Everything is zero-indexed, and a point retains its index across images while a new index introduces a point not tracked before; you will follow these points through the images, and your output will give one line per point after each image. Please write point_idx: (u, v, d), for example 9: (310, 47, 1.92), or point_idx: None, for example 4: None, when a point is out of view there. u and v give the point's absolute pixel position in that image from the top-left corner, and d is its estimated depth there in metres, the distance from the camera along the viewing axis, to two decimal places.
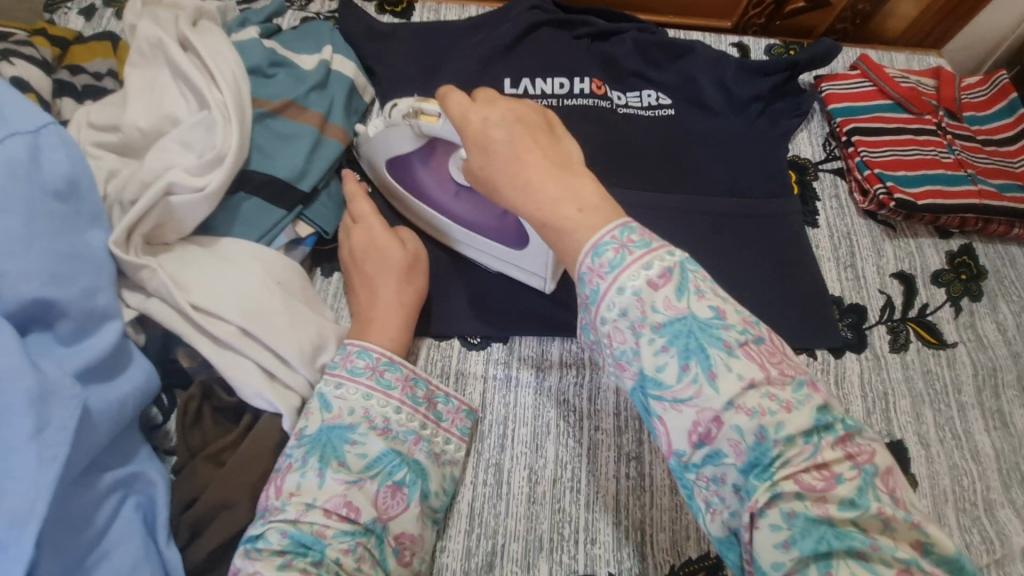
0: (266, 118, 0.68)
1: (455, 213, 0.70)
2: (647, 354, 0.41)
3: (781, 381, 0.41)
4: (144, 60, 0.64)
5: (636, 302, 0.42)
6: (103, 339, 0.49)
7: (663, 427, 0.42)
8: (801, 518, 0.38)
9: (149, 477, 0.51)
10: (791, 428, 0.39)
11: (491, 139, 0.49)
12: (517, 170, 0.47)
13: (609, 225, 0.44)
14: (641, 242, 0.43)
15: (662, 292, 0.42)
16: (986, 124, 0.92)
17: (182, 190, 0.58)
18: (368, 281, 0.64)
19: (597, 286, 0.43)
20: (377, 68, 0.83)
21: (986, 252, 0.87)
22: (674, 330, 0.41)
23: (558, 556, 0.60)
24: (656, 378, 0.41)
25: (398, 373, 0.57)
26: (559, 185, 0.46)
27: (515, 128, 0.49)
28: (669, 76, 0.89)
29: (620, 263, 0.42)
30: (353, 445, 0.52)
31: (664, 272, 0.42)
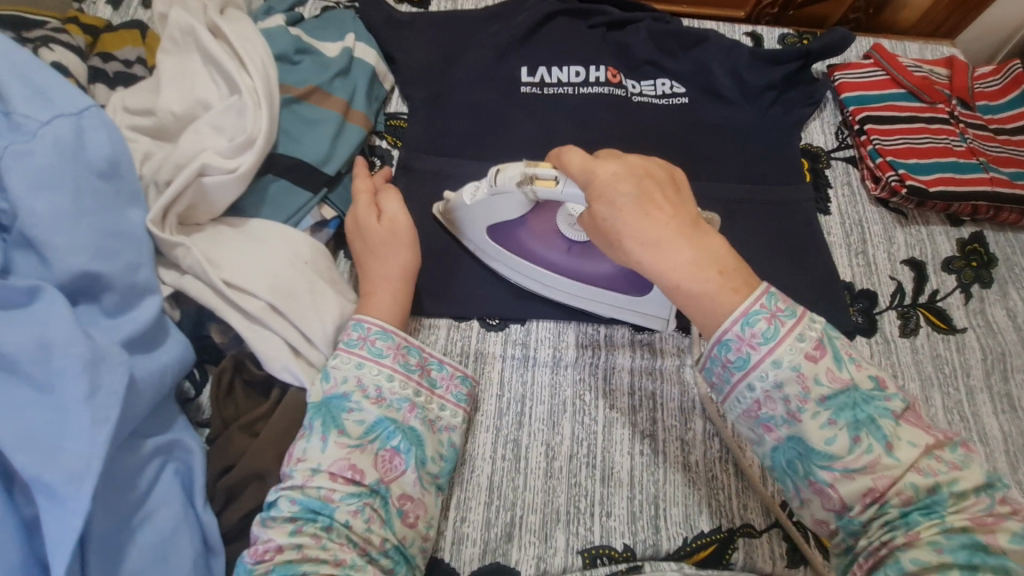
0: (292, 104, 0.70)
1: (570, 267, 0.69)
2: (811, 424, 0.44)
3: (940, 441, 0.45)
4: (175, 46, 0.66)
5: (796, 375, 0.44)
6: (144, 312, 0.52)
7: (833, 490, 0.44)
8: (961, 537, 0.41)
9: (186, 444, 0.53)
10: (965, 484, 0.42)
11: (620, 192, 0.48)
12: (646, 225, 0.47)
13: (755, 293, 0.47)
14: (788, 310, 0.46)
15: (823, 364, 0.45)
16: (999, 113, 0.93)
17: (214, 171, 0.60)
18: (359, 262, 0.64)
19: (748, 355, 0.46)
20: (396, 56, 0.85)
21: (996, 240, 0.88)
22: (840, 404, 0.44)
23: (575, 528, 0.63)
24: (827, 450, 0.44)
25: (390, 341, 0.57)
26: (695, 246, 0.47)
27: (645, 182, 0.49)
28: (683, 65, 0.91)
29: (774, 335, 0.45)
30: (350, 413, 0.53)
31: (817, 344, 0.45)
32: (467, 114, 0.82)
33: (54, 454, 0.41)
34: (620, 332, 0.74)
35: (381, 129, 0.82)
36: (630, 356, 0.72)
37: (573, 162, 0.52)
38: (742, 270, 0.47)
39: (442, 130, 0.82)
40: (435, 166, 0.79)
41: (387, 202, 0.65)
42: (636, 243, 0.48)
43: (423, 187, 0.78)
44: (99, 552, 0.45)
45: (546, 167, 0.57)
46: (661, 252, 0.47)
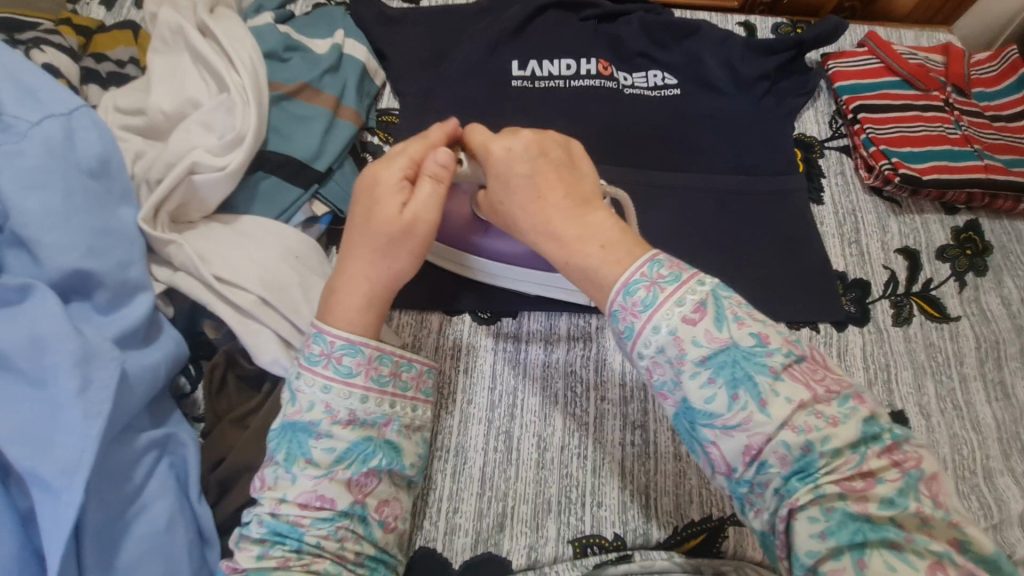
0: (282, 101, 0.70)
1: (490, 249, 0.70)
2: (691, 386, 0.44)
3: (828, 399, 0.44)
4: (165, 46, 0.66)
5: (673, 339, 0.45)
6: (136, 309, 0.53)
7: (716, 450, 0.44)
8: (840, 511, 0.41)
9: (180, 438, 0.54)
10: (837, 441, 0.42)
11: (514, 174, 0.56)
12: (538, 203, 0.54)
13: (638, 261, 0.48)
14: (671, 275, 0.47)
15: (701, 326, 0.45)
16: (995, 100, 0.92)
17: (205, 169, 0.60)
18: (347, 250, 0.57)
19: (632, 324, 0.47)
20: (388, 52, 0.85)
21: (992, 228, 0.87)
22: (719, 362, 0.44)
23: (566, 518, 0.63)
24: (706, 410, 0.44)
25: (359, 357, 0.53)
26: (577, 224, 0.52)
27: (538, 161, 0.56)
28: (674, 55, 0.90)
29: (652, 301, 0.46)
30: (317, 440, 0.51)
31: (697, 306, 0.45)
32: (459, 110, 0.83)
33: (46, 448, 0.42)
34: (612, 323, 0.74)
35: (372, 125, 0.82)
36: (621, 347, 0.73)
37: (475, 140, 0.60)
38: (625, 241, 0.51)
39: (434, 125, 0.82)
40: None
41: (418, 191, 0.57)
42: (532, 227, 0.55)
43: None
44: (94, 543, 0.46)
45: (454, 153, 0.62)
46: (552, 233, 0.53)
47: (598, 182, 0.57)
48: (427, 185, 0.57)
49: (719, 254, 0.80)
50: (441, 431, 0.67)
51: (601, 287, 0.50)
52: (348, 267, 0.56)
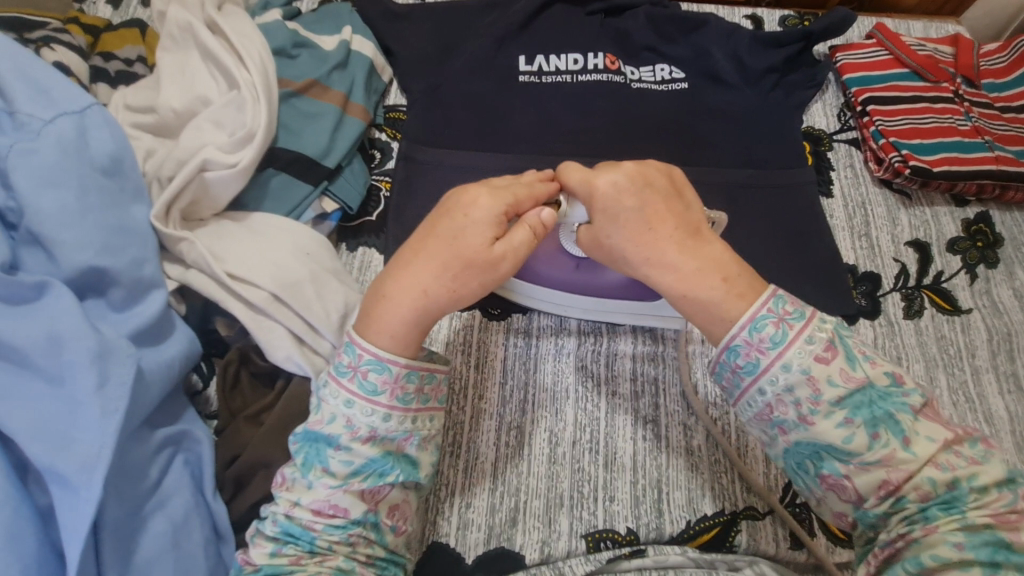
0: (291, 98, 0.70)
1: (582, 283, 0.70)
2: (824, 424, 0.46)
3: (961, 438, 0.46)
4: (174, 44, 0.66)
5: (806, 379, 0.46)
6: (150, 307, 0.53)
7: (848, 483, 0.46)
8: (984, 534, 0.42)
9: (195, 435, 0.55)
10: (985, 478, 0.44)
11: (622, 208, 0.51)
12: (646, 236, 0.51)
13: (761, 298, 0.48)
14: (797, 313, 0.48)
15: (835, 365, 0.46)
16: (1005, 91, 0.91)
17: (215, 166, 0.60)
18: (406, 262, 0.51)
19: (758, 360, 0.47)
20: (394, 49, 0.85)
21: (1003, 220, 0.87)
22: (856, 402, 0.46)
23: (578, 512, 0.63)
24: (845, 447, 0.45)
25: (385, 375, 0.49)
26: (694, 257, 0.51)
27: (645, 194, 0.52)
28: (682, 50, 0.90)
29: (782, 339, 0.47)
30: (336, 451, 0.49)
31: (828, 346, 0.47)
32: (466, 106, 0.83)
33: (66, 445, 0.42)
34: None
35: (380, 122, 0.82)
36: (632, 342, 0.73)
37: (572, 176, 0.54)
38: (745, 276, 0.51)
39: (441, 122, 0.82)
40: (435, 156, 0.79)
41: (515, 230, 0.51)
42: (643, 261, 0.52)
43: (422, 178, 0.78)
44: (114, 540, 0.46)
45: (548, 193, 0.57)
46: (668, 266, 0.51)
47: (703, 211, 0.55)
48: (524, 233, 0.51)
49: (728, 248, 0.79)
50: (453, 427, 0.67)
51: (724, 321, 0.49)
52: (410, 277, 0.51)
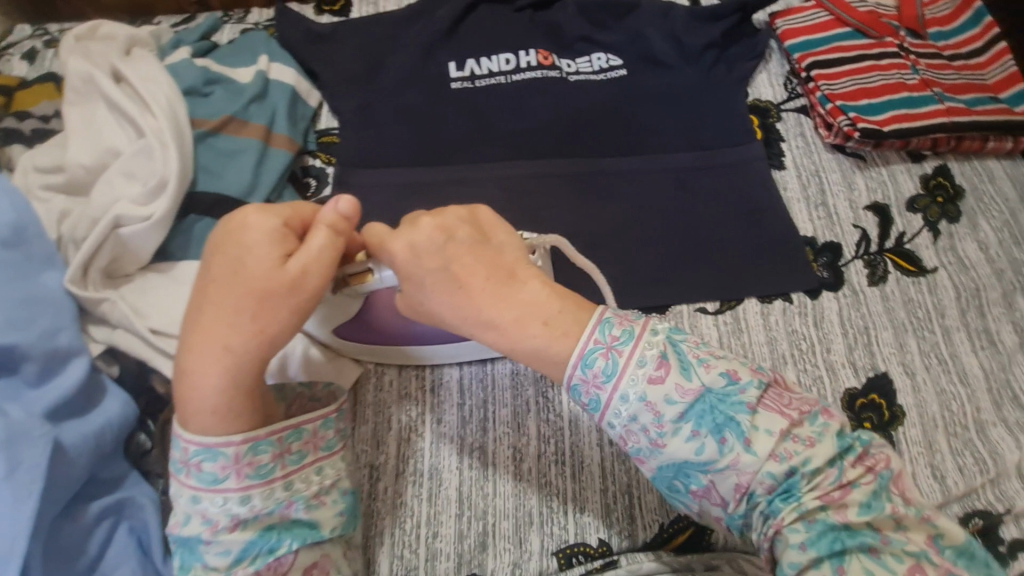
0: (208, 137, 0.68)
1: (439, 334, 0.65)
2: (675, 444, 0.46)
3: (801, 420, 0.47)
4: (78, 97, 0.64)
5: (645, 405, 0.46)
6: (71, 376, 0.52)
7: (711, 489, 0.46)
8: (821, 522, 0.45)
9: (137, 501, 0.53)
10: (817, 460, 0.46)
11: (428, 267, 0.51)
12: (458, 292, 0.51)
13: (589, 328, 0.48)
14: (624, 337, 0.48)
15: (670, 381, 0.47)
16: (952, 38, 0.89)
17: (130, 221, 0.58)
18: (199, 329, 0.49)
19: (597, 395, 0.48)
20: (319, 72, 0.81)
21: (963, 171, 0.84)
22: (698, 411, 0.46)
23: (549, 528, 0.62)
24: (698, 460, 0.46)
25: (222, 460, 0.48)
26: (512, 306, 0.50)
27: (447, 246, 0.52)
28: (617, 35, 0.87)
29: (614, 368, 0.47)
30: (210, 545, 0.49)
31: (659, 362, 0.47)
32: (398, 121, 0.80)
33: None
34: None
35: (312, 148, 0.79)
36: None
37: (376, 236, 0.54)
38: (565, 314, 0.50)
39: (375, 140, 0.79)
40: (370, 177, 0.76)
41: (313, 271, 0.50)
42: (462, 320, 0.52)
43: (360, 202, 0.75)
44: None
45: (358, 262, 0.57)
46: (488, 323, 0.50)
47: (520, 247, 0.54)
48: (321, 235, 0.50)
49: (681, 235, 0.77)
50: (413, 456, 0.65)
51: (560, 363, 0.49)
52: (205, 336, 0.48)
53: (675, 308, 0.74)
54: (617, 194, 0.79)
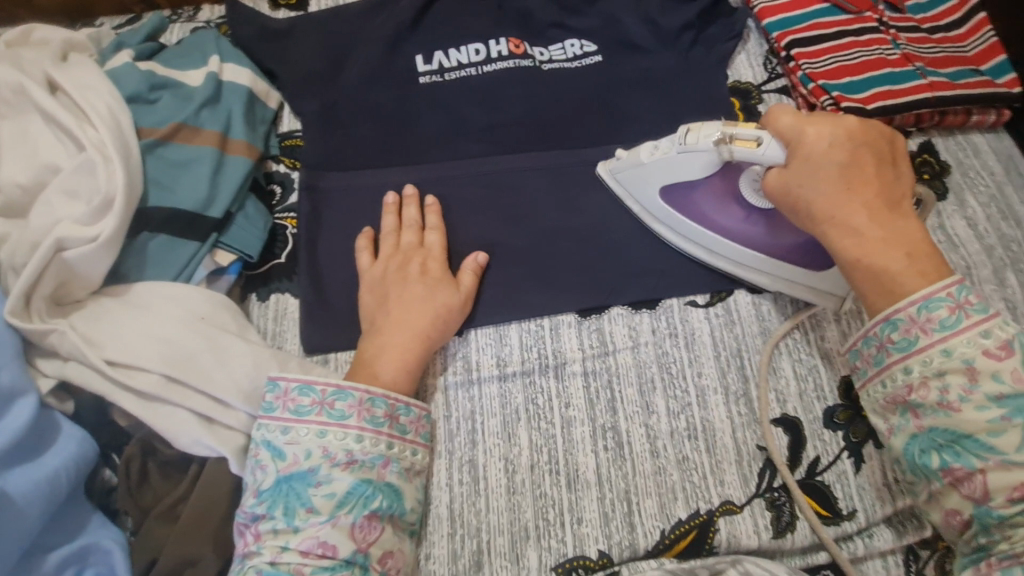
0: (158, 147, 0.63)
1: (749, 234, 0.67)
2: (971, 414, 0.46)
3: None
4: (10, 109, 0.58)
5: (965, 368, 0.47)
6: (16, 418, 0.48)
7: (978, 477, 0.45)
8: None
9: (103, 546, 0.49)
10: None
11: (831, 160, 0.54)
12: (842, 194, 0.53)
13: (944, 281, 0.49)
14: (979, 305, 0.48)
15: (1006, 363, 0.46)
16: (931, 11, 0.87)
17: (75, 244, 0.54)
18: (394, 317, 0.62)
19: (915, 338, 0.49)
20: (278, 71, 0.76)
21: (947, 146, 0.83)
22: (1019, 404, 0.45)
23: (547, 542, 0.59)
24: (988, 441, 0.45)
25: (351, 400, 0.54)
26: (882, 224, 0.52)
27: (857, 151, 0.54)
28: (591, 21, 0.83)
29: (954, 324, 0.47)
30: (318, 487, 0.51)
31: (1003, 344, 0.46)
32: (366, 120, 0.75)
33: None
34: (566, 321, 0.69)
35: (275, 152, 0.74)
36: (579, 346, 0.68)
37: (782, 120, 0.56)
38: (933, 255, 0.51)
39: (342, 141, 0.74)
40: (339, 181, 0.72)
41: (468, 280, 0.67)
42: (826, 220, 0.55)
43: (329, 207, 0.71)
44: None
45: (746, 128, 0.58)
46: (846, 226, 0.53)
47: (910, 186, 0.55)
48: (469, 277, 0.67)
49: None
50: None
51: (893, 291, 0.51)
52: (407, 323, 0.61)
53: (665, 302, 0.70)
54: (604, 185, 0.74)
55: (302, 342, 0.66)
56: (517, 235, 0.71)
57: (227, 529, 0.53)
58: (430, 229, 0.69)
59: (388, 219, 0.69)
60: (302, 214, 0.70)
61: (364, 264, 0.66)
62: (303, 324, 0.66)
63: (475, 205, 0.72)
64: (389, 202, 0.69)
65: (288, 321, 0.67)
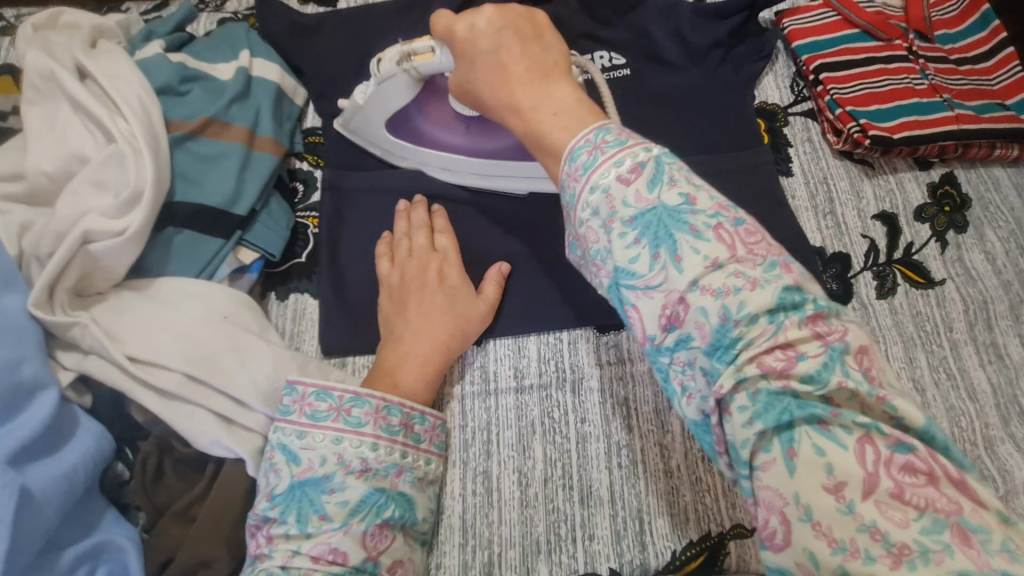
0: (185, 141, 0.63)
1: (475, 148, 0.68)
2: (617, 246, 0.40)
3: (752, 261, 0.38)
4: (40, 95, 0.58)
5: (605, 200, 0.41)
6: (39, 412, 0.47)
7: (636, 312, 0.40)
8: (764, 393, 0.35)
9: (117, 544, 0.48)
10: (750, 305, 0.36)
11: (479, 51, 0.49)
12: (499, 78, 0.48)
13: (585, 129, 0.43)
14: (617, 141, 0.42)
15: (632, 187, 0.40)
16: (959, 42, 0.87)
17: (102, 236, 0.53)
18: (414, 329, 0.61)
19: (574, 190, 0.42)
20: (306, 68, 0.75)
21: (968, 178, 0.83)
22: (645, 222, 0.39)
23: (558, 557, 0.59)
24: (630, 268, 0.40)
25: (367, 407, 0.54)
26: (535, 95, 0.46)
27: (504, 35, 0.48)
28: (620, 33, 0.84)
29: (592, 163, 0.41)
30: (331, 494, 0.50)
31: (635, 166, 0.41)
32: None
33: None
34: (585, 336, 0.69)
35: (299, 149, 0.74)
36: (596, 361, 0.68)
37: (440, 24, 0.52)
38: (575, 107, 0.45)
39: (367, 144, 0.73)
40: (362, 181, 0.71)
41: (489, 287, 0.66)
42: (501, 108, 0.48)
43: (352, 209, 0.70)
44: None
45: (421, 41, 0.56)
46: (513, 110, 0.47)
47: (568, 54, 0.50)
48: (492, 286, 0.66)
49: None
50: None
51: (555, 154, 0.44)
52: (425, 333, 0.61)
53: None
54: None
55: (321, 346, 0.65)
56: (537, 246, 0.71)
57: (240, 533, 0.52)
58: (438, 232, 0.68)
59: (400, 223, 0.68)
60: (327, 214, 0.69)
61: (383, 269, 0.66)
62: (323, 326, 0.65)
63: (497, 213, 0.72)
64: (400, 208, 0.69)
65: (307, 322, 0.67)
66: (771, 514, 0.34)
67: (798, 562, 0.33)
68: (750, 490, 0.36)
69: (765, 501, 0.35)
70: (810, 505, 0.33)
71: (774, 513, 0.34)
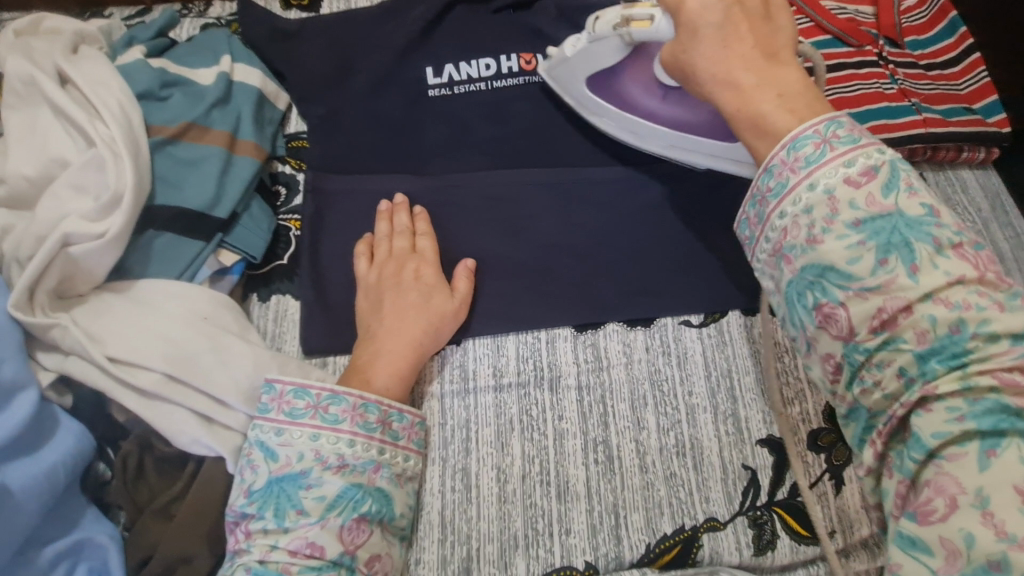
0: (166, 145, 0.64)
1: (669, 119, 0.68)
2: (832, 244, 0.40)
3: (996, 286, 0.37)
4: (19, 100, 0.58)
5: (827, 199, 0.40)
6: (18, 412, 0.48)
7: (842, 311, 0.39)
8: (987, 401, 0.34)
9: (97, 541, 0.49)
10: (997, 325, 0.35)
11: (706, 24, 0.47)
12: (723, 55, 0.46)
13: (814, 119, 0.42)
14: (848, 138, 0.41)
15: (864, 189, 0.40)
16: (928, 48, 0.89)
17: (81, 239, 0.54)
18: (389, 326, 0.63)
19: (787, 179, 0.42)
20: (286, 72, 0.76)
21: (936, 180, 0.85)
22: (877, 227, 0.38)
23: (535, 551, 0.61)
24: (847, 270, 0.39)
25: (344, 405, 0.54)
26: (761, 73, 0.45)
27: (732, 10, 0.47)
28: None
29: (819, 159, 0.41)
30: (309, 489, 0.52)
31: (867, 170, 0.40)
32: (371, 125, 0.75)
33: None
34: (563, 335, 0.70)
35: (281, 154, 0.75)
36: (575, 359, 0.69)
37: None
38: (806, 95, 0.44)
39: (347, 148, 0.74)
40: (343, 184, 0.73)
41: (460, 279, 0.68)
42: (711, 82, 0.48)
43: (333, 210, 0.72)
44: None
45: (641, 8, 0.56)
46: (731, 85, 0.46)
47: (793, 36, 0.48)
48: (465, 282, 0.67)
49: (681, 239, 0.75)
50: None
51: (763, 132, 0.44)
52: (405, 330, 0.63)
53: (660, 320, 0.71)
54: (606, 200, 0.74)
55: (301, 346, 0.67)
56: (516, 247, 0.72)
57: (220, 529, 0.53)
58: (420, 234, 0.70)
59: (381, 224, 0.70)
60: (307, 217, 0.71)
61: (361, 269, 0.67)
62: (303, 326, 0.66)
63: (477, 215, 0.73)
64: (382, 210, 0.70)
65: (288, 322, 0.68)
66: (936, 495, 0.35)
67: (943, 537, 0.34)
68: (912, 471, 0.37)
69: (935, 485, 0.35)
70: (990, 497, 0.33)
71: (943, 495, 0.35)
